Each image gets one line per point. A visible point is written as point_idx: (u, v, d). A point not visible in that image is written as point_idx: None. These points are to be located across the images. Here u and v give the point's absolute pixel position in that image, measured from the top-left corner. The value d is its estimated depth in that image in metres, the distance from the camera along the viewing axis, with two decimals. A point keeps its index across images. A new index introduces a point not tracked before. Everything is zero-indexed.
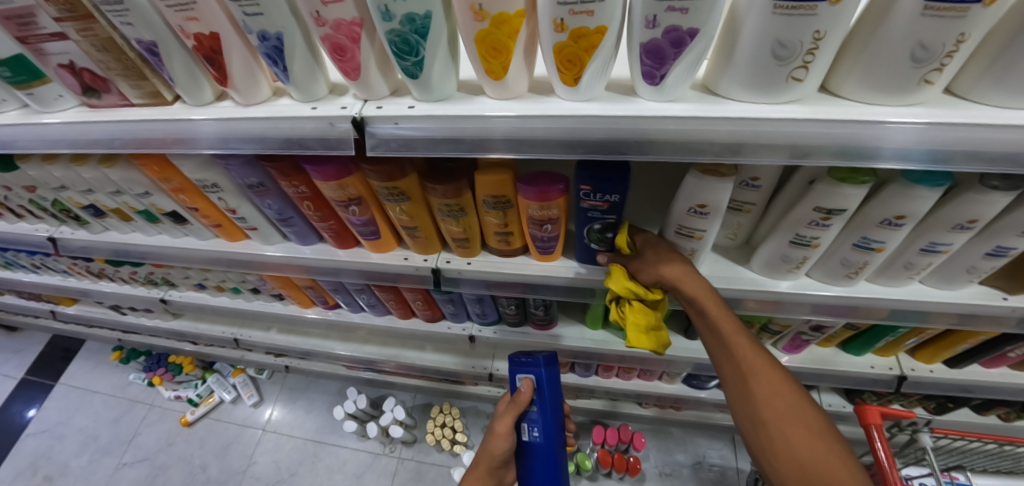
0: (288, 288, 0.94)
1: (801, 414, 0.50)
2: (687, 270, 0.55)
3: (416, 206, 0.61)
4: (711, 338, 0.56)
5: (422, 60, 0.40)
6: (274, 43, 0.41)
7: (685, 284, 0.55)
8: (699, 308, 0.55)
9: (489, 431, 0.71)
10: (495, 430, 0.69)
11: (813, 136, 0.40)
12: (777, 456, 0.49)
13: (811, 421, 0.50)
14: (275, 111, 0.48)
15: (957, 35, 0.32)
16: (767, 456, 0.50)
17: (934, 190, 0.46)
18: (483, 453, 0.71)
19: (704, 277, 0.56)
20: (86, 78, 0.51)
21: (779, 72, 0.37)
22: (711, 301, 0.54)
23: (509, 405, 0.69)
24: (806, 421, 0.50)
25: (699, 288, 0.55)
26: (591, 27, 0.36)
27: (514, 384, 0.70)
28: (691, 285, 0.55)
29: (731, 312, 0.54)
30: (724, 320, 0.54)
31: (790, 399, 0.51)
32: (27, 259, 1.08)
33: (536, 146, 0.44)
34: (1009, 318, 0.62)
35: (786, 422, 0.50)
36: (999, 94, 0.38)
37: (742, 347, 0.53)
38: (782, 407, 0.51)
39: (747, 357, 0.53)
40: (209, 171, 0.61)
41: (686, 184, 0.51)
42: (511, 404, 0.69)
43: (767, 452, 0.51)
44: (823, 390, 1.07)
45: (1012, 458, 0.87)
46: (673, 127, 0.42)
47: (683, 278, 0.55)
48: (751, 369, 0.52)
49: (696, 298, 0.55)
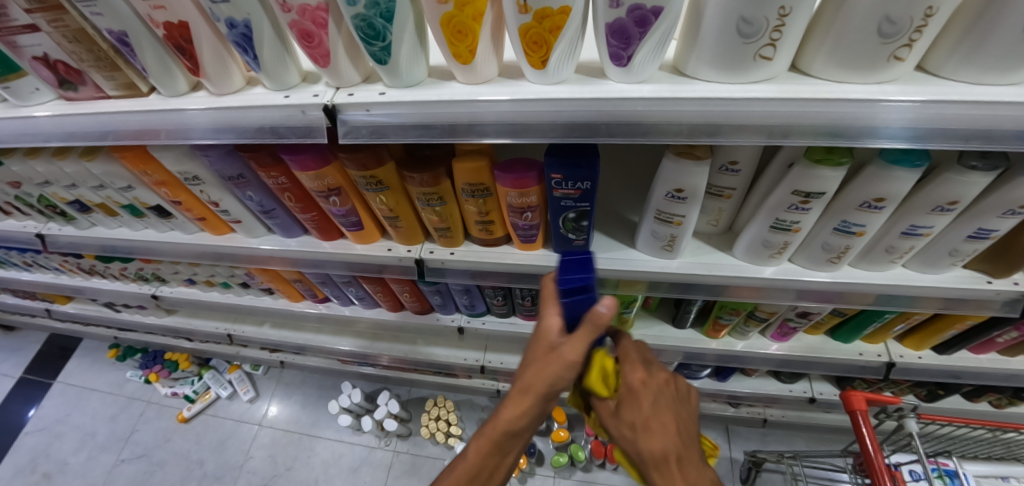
0: (277, 282, 0.95)
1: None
2: (652, 418, 0.49)
3: (395, 195, 0.61)
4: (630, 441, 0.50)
5: (389, 45, 0.40)
6: (242, 31, 0.41)
7: (646, 444, 0.49)
8: (634, 418, 0.50)
9: (549, 357, 0.49)
10: (559, 359, 0.48)
11: (783, 116, 0.40)
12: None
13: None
14: (248, 100, 0.49)
15: (925, 9, 0.31)
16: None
17: (913, 171, 0.46)
18: (529, 390, 0.51)
19: (646, 394, 0.50)
20: (61, 71, 0.51)
21: (746, 50, 0.37)
22: (668, 452, 0.48)
23: (591, 327, 0.46)
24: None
25: (662, 436, 0.49)
26: (555, 7, 0.35)
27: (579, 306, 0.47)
28: (641, 402, 0.50)
29: (658, 421, 0.49)
30: (654, 429, 0.49)
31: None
32: (19, 257, 1.09)
33: (504, 131, 0.44)
34: (994, 302, 0.61)
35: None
36: (969, 69, 0.37)
37: (660, 444, 0.48)
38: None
39: (660, 451, 0.48)
40: (189, 164, 0.61)
41: (663, 168, 0.51)
42: (587, 325, 0.46)
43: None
44: (814, 379, 1.08)
45: (1003, 445, 0.86)
46: (642, 108, 0.42)
47: (644, 427, 0.49)
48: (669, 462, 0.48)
49: (660, 452, 0.48)
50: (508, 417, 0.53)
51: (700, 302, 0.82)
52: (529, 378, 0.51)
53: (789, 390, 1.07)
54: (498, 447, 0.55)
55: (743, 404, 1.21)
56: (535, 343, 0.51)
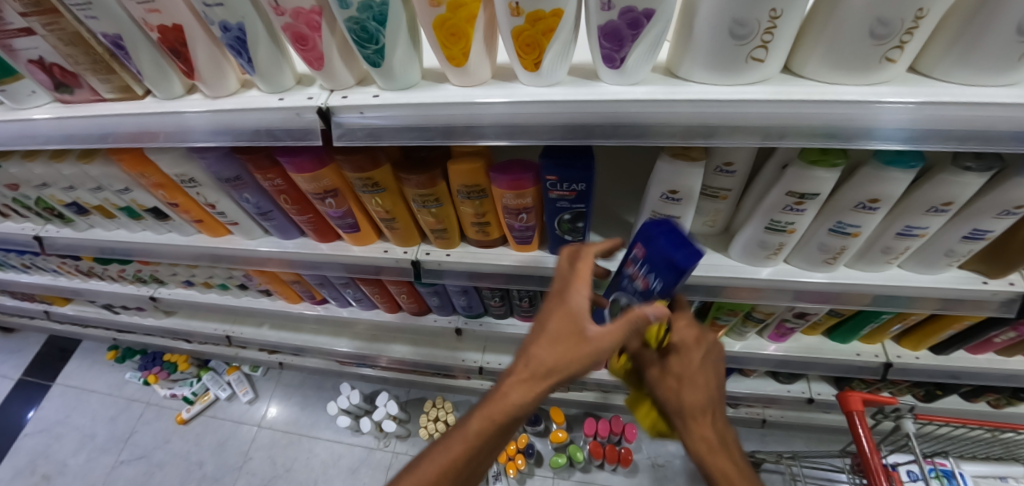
0: (275, 283, 0.95)
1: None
2: (698, 373, 0.52)
3: (391, 197, 0.61)
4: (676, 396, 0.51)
5: (382, 48, 0.40)
6: (236, 34, 0.41)
7: (690, 397, 0.51)
8: (686, 374, 0.51)
9: (575, 340, 0.47)
10: (584, 345, 0.47)
11: (776, 118, 0.40)
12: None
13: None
14: (243, 103, 0.49)
15: (916, 10, 0.31)
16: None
17: (907, 172, 0.46)
18: (541, 372, 0.48)
19: (697, 352, 0.52)
20: (57, 74, 0.51)
21: (739, 52, 0.37)
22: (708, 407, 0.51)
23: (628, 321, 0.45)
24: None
25: (706, 391, 0.51)
26: (547, 10, 0.35)
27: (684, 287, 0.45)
28: (693, 359, 0.52)
29: (704, 378, 0.52)
30: (700, 386, 0.51)
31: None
32: (18, 259, 1.09)
33: (498, 132, 0.44)
34: (991, 303, 0.61)
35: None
36: (961, 71, 0.37)
37: (704, 398, 0.51)
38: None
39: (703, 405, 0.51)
40: (186, 166, 0.61)
41: (658, 170, 0.51)
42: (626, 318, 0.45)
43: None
44: (812, 379, 1.08)
45: (1001, 445, 0.86)
46: (635, 110, 0.42)
47: (690, 381, 0.51)
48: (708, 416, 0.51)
49: (698, 405, 0.51)
50: (512, 397, 0.50)
51: (698, 303, 0.82)
52: (546, 358, 0.48)
53: (787, 390, 1.07)
54: (495, 429, 0.51)
55: (742, 404, 1.21)
56: (559, 321, 0.49)
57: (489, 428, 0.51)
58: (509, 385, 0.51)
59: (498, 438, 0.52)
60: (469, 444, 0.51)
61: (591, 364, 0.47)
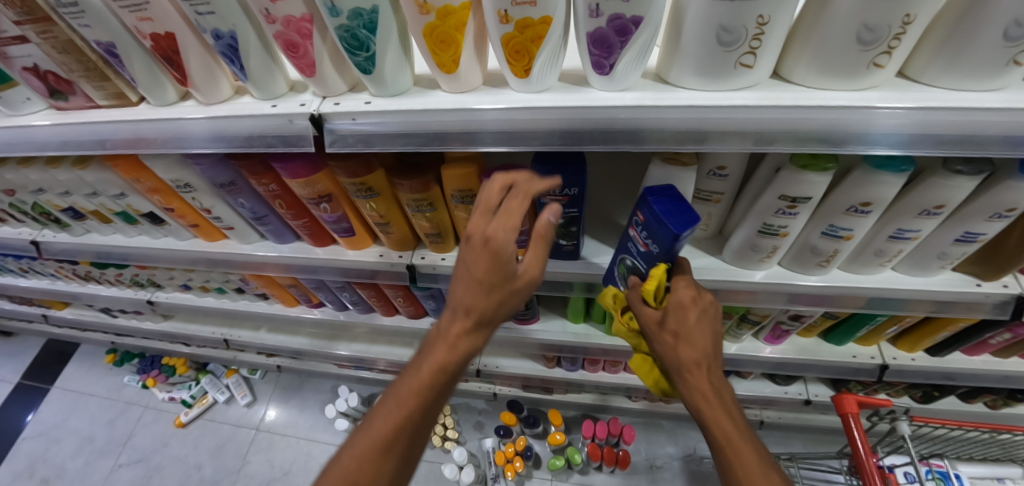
0: (271, 287, 0.95)
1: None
2: (695, 329, 0.48)
3: (386, 201, 0.61)
4: (671, 351, 0.49)
5: (373, 55, 0.40)
6: (228, 42, 0.41)
7: (685, 350, 0.48)
8: (679, 329, 0.48)
9: (505, 280, 0.47)
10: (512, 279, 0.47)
11: (766, 124, 0.40)
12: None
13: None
14: (236, 110, 0.49)
15: (902, 16, 0.31)
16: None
17: (898, 176, 0.46)
18: (483, 317, 0.49)
19: (694, 309, 0.48)
20: (51, 81, 0.52)
21: (727, 58, 0.37)
22: (706, 364, 0.48)
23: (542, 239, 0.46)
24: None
25: (703, 349, 0.48)
26: (536, 17, 0.36)
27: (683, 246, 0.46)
28: (690, 315, 0.48)
29: (702, 335, 0.48)
30: (696, 343, 0.48)
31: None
32: (15, 263, 1.10)
33: (490, 138, 0.44)
34: (985, 305, 0.61)
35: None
36: (949, 76, 0.38)
37: (699, 355, 0.48)
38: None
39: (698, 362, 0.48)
40: (181, 171, 0.61)
41: (650, 174, 0.52)
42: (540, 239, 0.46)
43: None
44: (810, 381, 1.09)
45: (998, 446, 0.86)
46: (625, 115, 0.42)
47: (689, 335, 0.48)
48: (705, 374, 0.48)
49: (695, 360, 0.48)
50: (458, 346, 0.50)
51: None
52: (484, 306, 0.48)
53: (785, 392, 1.07)
54: (444, 378, 0.51)
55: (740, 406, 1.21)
56: (489, 271, 0.47)
57: (438, 377, 0.51)
58: (449, 334, 0.50)
59: (447, 386, 0.52)
60: (419, 398, 0.51)
61: (522, 300, 0.50)
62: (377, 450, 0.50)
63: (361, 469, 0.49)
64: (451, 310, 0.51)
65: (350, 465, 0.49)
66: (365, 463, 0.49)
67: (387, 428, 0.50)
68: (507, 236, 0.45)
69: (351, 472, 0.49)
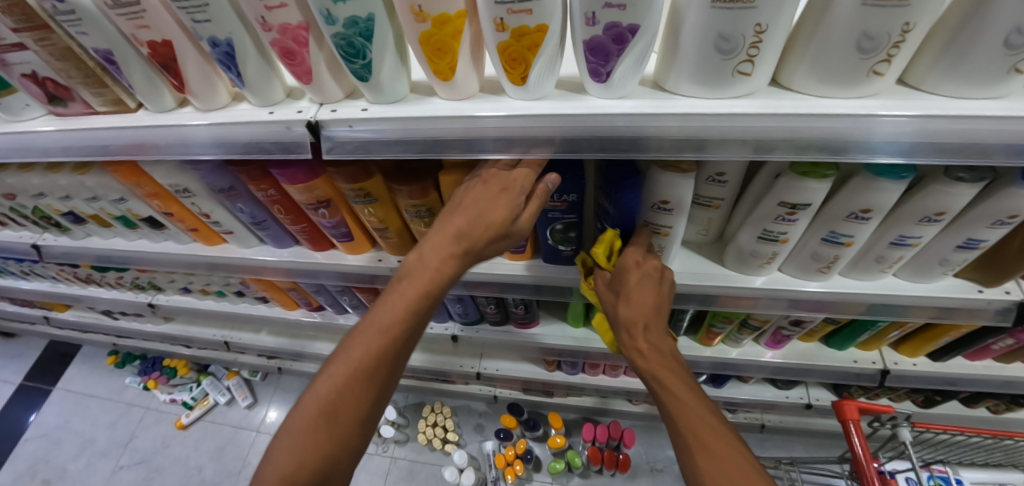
0: (271, 290, 0.95)
1: (725, 447, 0.46)
2: (636, 290, 0.53)
3: (383, 207, 0.61)
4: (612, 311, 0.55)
5: (369, 63, 0.40)
6: (225, 49, 0.41)
7: (623, 311, 0.53)
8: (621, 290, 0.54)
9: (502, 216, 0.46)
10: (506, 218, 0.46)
11: (765, 131, 0.40)
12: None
13: (733, 454, 0.45)
14: (234, 116, 0.49)
15: (903, 24, 0.31)
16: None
17: (899, 183, 0.45)
18: (474, 247, 0.48)
19: (633, 272, 0.53)
20: (49, 87, 0.52)
21: (725, 66, 0.37)
22: (644, 322, 0.52)
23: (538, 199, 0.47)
24: (726, 456, 0.45)
25: (642, 309, 0.53)
26: (532, 25, 0.35)
27: (633, 214, 0.54)
28: (632, 278, 0.53)
29: (641, 297, 0.53)
30: (634, 303, 0.53)
31: (716, 429, 0.47)
32: (17, 266, 1.10)
33: (488, 144, 0.44)
34: (987, 311, 0.60)
35: (713, 461, 0.45)
36: (949, 84, 0.37)
37: (635, 314, 0.52)
38: (706, 432, 0.47)
39: (635, 320, 0.52)
40: (180, 176, 0.61)
41: (649, 180, 0.51)
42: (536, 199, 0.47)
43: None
44: (811, 385, 1.08)
45: (1001, 452, 0.85)
46: (622, 123, 0.41)
47: (627, 296, 0.53)
48: (642, 330, 0.52)
49: (633, 317, 0.53)
50: (442, 272, 0.50)
51: (692, 311, 0.82)
52: (480, 237, 0.47)
53: (786, 396, 1.07)
54: (423, 307, 0.51)
55: (741, 410, 1.20)
56: (495, 209, 0.46)
57: (417, 306, 0.51)
58: (433, 261, 0.49)
59: (425, 316, 0.52)
60: (396, 329, 0.51)
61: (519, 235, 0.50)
62: (354, 378, 0.50)
63: (338, 397, 0.50)
64: (436, 236, 0.50)
65: (325, 395, 0.50)
66: (341, 392, 0.50)
67: (361, 356, 0.51)
68: (524, 185, 0.46)
69: (327, 402, 0.50)
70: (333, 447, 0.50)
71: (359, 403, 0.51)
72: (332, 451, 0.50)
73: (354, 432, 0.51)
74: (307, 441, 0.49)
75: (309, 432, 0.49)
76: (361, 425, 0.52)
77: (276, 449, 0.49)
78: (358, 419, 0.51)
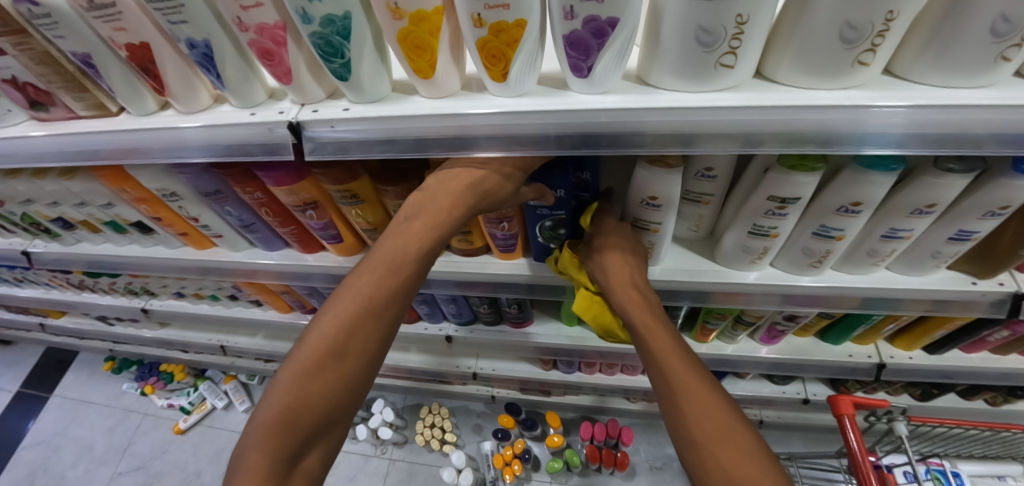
0: (264, 293, 0.95)
1: (707, 389, 0.47)
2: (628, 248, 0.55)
3: (371, 207, 0.60)
4: (601, 269, 0.56)
5: (348, 62, 0.40)
6: (203, 50, 0.41)
7: (614, 271, 0.54)
8: (614, 247, 0.55)
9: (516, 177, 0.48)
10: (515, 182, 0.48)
11: (749, 125, 0.39)
12: (701, 456, 0.44)
13: (717, 394, 0.47)
14: (215, 119, 0.49)
15: (885, 13, 0.31)
16: (699, 472, 0.44)
17: (888, 175, 0.45)
18: (492, 198, 0.48)
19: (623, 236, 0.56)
20: (30, 92, 0.51)
21: (707, 59, 0.36)
22: (632, 277, 0.55)
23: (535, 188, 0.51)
24: (712, 404, 0.46)
25: (630, 267, 0.55)
26: (510, 20, 0.35)
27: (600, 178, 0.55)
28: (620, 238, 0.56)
29: (629, 254, 0.55)
30: (622, 259, 0.55)
31: (701, 376, 0.48)
32: (9, 273, 1.10)
33: (472, 142, 0.44)
34: (981, 303, 0.60)
35: (697, 400, 0.46)
36: (932, 72, 0.37)
37: (622, 270, 0.54)
38: (691, 381, 0.48)
39: (620, 275, 0.54)
40: (167, 180, 0.61)
41: (637, 175, 0.51)
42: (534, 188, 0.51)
43: (694, 460, 0.44)
44: (808, 380, 1.08)
45: (999, 444, 0.85)
46: (606, 118, 0.41)
47: (614, 253, 0.55)
48: (629, 285, 0.54)
49: (624, 272, 0.54)
50: (454, 212, 0.47)
51: (686, 308, 0.82)
52: (497, 196, 0.48)
53: (782, 392, 1.07)
54: (432, 247, 0.49)
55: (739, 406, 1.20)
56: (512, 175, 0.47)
57: (428, 244, 0.48)
58: (447, 199, 0.47)
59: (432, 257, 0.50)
60: (404, 268, 0.48)
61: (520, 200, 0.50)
62: (361, 316, 0.48)
63: (349, 336, 0.48)
64: (443, 182, 0.47)
65: (331, 334, 0.47)
66: (352, 329, 0.48)
67: (369, 295, 0.48)
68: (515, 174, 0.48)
69: (333, 342, 0.47)
70: (339, 387, 0.48)
71: (368, 345, 0.48)
72: (337, 394, 0.48)
73: (359, 375, 0.49)
74: (312, 383, 0.47)
75: (314, 373, 0.47)
76: (368, 368, 0.50)
77: (277, 388, 0.47)
78: (366, 359, 0.49)
